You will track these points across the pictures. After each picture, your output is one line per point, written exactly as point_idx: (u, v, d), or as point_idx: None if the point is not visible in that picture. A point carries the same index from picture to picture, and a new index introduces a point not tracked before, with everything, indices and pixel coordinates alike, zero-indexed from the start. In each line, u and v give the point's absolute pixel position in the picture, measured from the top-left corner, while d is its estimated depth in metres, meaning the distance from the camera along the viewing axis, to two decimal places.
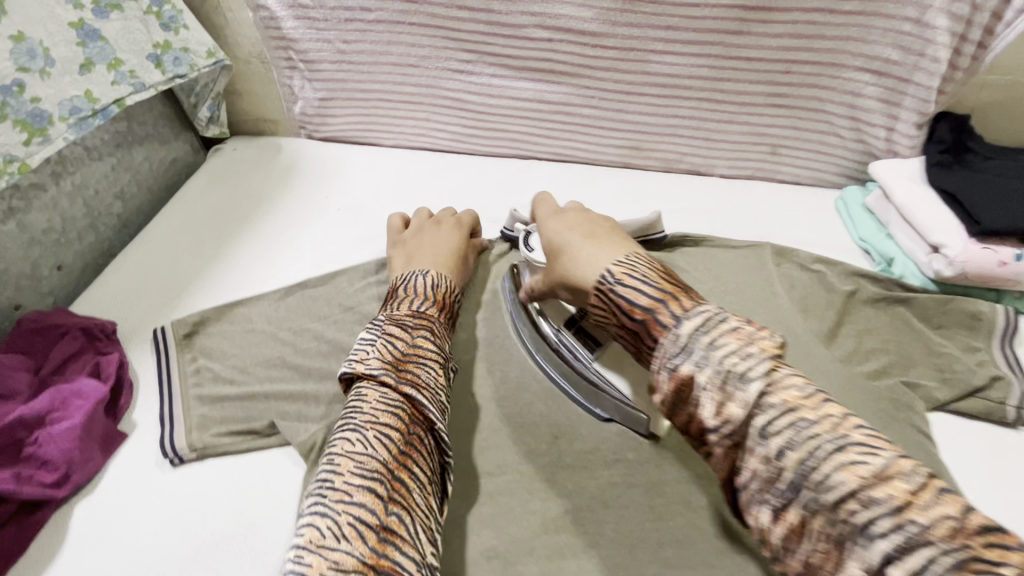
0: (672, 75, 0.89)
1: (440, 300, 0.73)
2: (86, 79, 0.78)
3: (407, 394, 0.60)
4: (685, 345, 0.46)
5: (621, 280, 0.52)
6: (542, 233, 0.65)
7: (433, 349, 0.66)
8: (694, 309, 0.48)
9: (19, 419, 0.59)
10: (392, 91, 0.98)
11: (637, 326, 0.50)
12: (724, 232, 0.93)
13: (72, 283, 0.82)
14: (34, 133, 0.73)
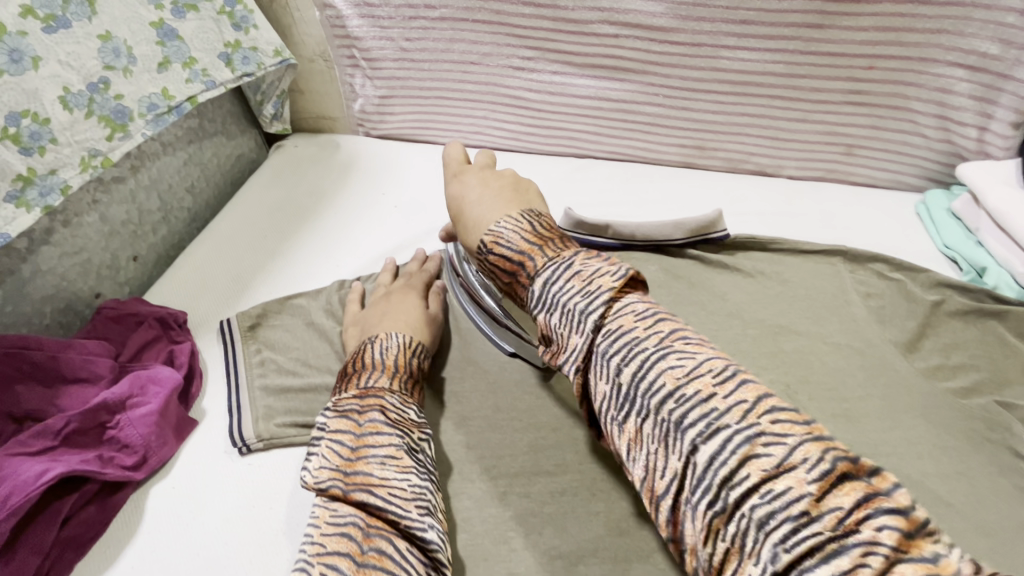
0: (744, 71, 0.85)
1: (404, 371, 0.65)
2: (164, 77, 0.75)
3: (358, 502, 0.51)
4: (541, 297, 0.50)
5: (491, 248, 0.56)
6: (449, 193, 0.67)
7: (388, 427, 0.58)
8: (549, 265, 0.51)
9: (102, 402, 0.61)
10: (453, 88, 0.98)
11: (511, 283, 0.55)
12: (794, 235, 0.89)
13: (147, 272, 0.86)
14: (115, 129, 0.70)
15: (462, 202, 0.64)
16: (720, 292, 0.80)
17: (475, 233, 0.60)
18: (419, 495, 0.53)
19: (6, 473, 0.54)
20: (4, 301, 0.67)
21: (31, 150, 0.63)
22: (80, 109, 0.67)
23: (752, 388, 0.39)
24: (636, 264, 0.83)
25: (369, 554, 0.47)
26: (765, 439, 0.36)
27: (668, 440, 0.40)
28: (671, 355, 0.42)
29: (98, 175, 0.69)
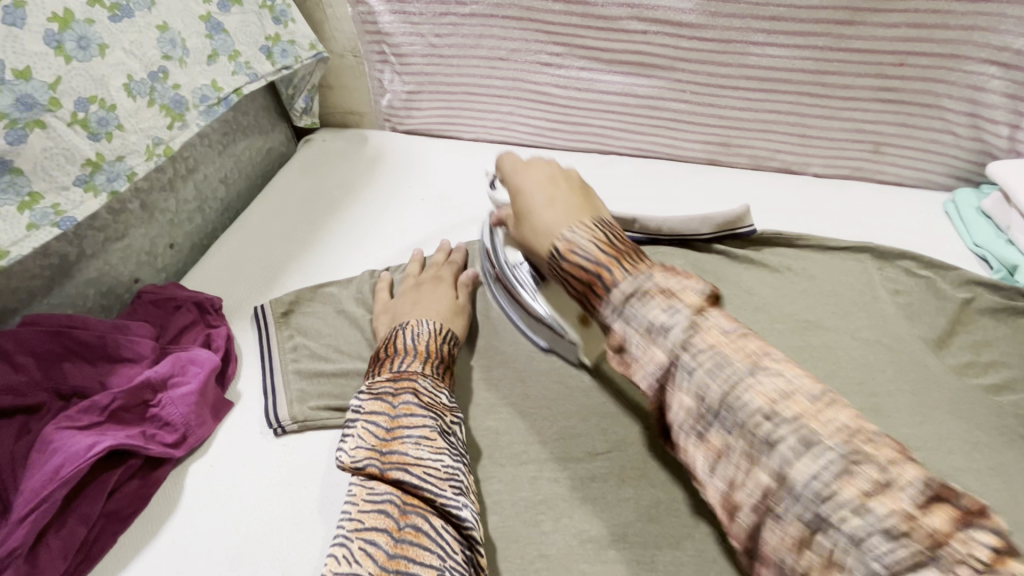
0: (772, 68, 0.86)
1: (435, 356, 0.66)
2: (214, 69, 0.78)
3: (394, 481, 0.53)
4: (620, 310, 0.47)
5: (565, 256, 0.52)
6: (510, 186, 0.62)
7: (421, 410, 0.58)
8: (625, 279, 0.48)
9: (146, 380, 0.63)
10: (480, 84, 0.99)
11: (581, 292, 0.51)
12: (820, 232, 0.88)
13: (182, 259, 0.88)
14: (174, 118, 0.73)
15: (529, 202, 0.59)
16: (746, 287, 0.81)
17: (544, 240, 0.55)
18: (453, 474, 0.55)
19: (57, 445, 0.56)
20: (53, 284, 0.69)
21: (98, 136, 0.65)
22: (143, 96, 0.69)
23: (835, 438, 0.37)
24: (661, 257, 0.84)
25: (406, 530, 0.50)
26: (854, 477, 0.35)
27: (755, 456, 0.39)
28: (760, 374, 0.40)
29: (161, 162, 0.72)
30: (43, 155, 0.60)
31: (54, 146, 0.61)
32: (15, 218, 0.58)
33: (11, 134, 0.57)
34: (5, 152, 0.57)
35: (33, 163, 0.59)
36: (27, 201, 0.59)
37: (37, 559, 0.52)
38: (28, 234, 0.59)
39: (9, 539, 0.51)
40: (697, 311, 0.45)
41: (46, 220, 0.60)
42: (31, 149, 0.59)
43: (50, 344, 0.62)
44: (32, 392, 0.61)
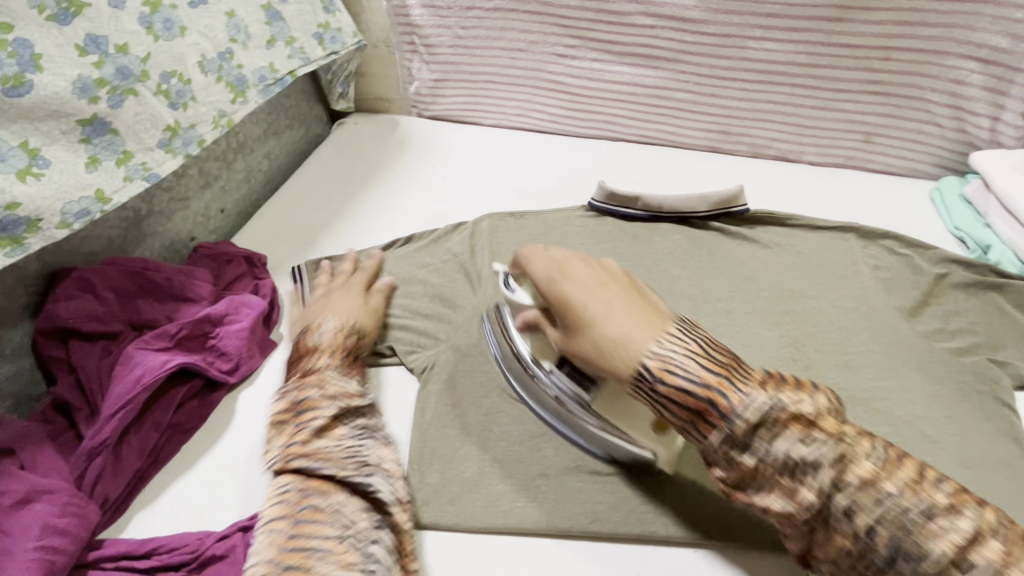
0: (770, 61, 0.93)
1: (337, 347, 0.72)
2: (271, 53, 0.88)
3: (294, 469, 0.58)
4: (745, 442, 0.50)
5: (661, 376, 0.52)
6: (552, 294, 0.61)
7: (320, 397, 0.64)
8: (748, 399, 0.50)
9: (206, 316, 0.73)
10: (500, 73, 1.08)
11: (689, 416, 0.52)
12: (811, 213, 0.96)
13: (230, 224, 0.98)
14: (238, 94, 0.84)
15: (582, 312, 0.58)
16: (737, 260, 0.88)
17: (615, 351, 0.55)
18: (353, 451, 0.61)
19: (136, 360, 0.67)
20: (128, 234, 0.79)
21: (176, 105, 0.76)
22: (213, 73, 0.80)
23: (795, 421, 0.49)
24: (661, 232, 0.92)
25: (304, 512, 0.55)
26: (816, 446, 0.48)
27: (728, 425, 0.50)
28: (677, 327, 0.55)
29: (224, 133, 0.82)
30: (134, 118, 0.71)
31: (142, 112, 0.71)
32: (114, 170, 0.69)
33: (111, 99, 0.68)
34: (105, 114, 0.67)
35: (126, 125, 0.70)
36: (123, 157, 0.70)
37: (120, 454, 0.63)
38: (124, 184, 0.70)
39: (101, 432, 0.61)
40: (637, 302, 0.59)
41: (137, 174, 0.71)
42: (125, 113, 0.69)
43: (129, 281, 0.73)
44: (112, 321, 0.71)
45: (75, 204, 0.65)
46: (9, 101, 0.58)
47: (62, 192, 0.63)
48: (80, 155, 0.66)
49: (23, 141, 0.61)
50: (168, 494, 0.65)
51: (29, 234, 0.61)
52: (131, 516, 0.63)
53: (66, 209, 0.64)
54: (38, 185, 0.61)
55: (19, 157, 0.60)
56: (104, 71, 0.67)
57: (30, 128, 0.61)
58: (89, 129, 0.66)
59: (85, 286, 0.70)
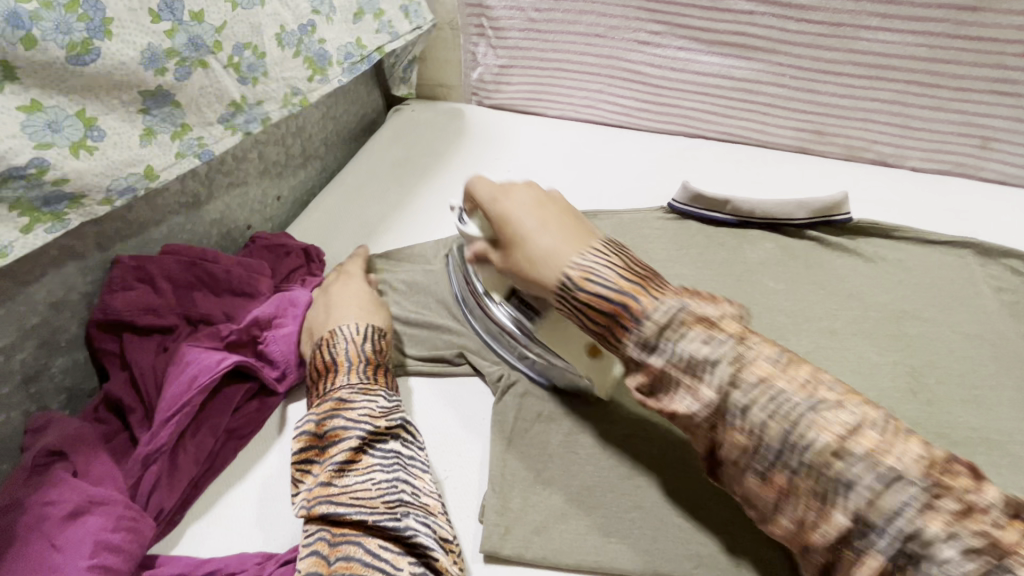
0: (882, 54, 0.84)
1: (360, 361, 0.64)
2: (358, 28, 0.84)
3: (320, 516, 0.52)
4: (654, 344, 0.51)
5: (582, 285, 0.55)
6: (495, 210, 0.63)
7: (352, 428, 0.57)
8: (657, 305, 0.52)
9: (256, 318, 0.67)
10: (573, 60, 1.01)
11: (604, 325, 0.54)
12: (919, 225, 0.86)
13: (285, 213, 0.93)
14: (316, 71, 0.78)
15: (520, 228, 0.60)
16: (839, 274, 0.79)
17: (547, 265, 0.57)
18: (384, 488, 0.54)
19: (189, 360, 0.61)
20: (185, 220, 0.74)
21: (246, 80, 0.70)
22: (290, 47, 0.74)
23: (759, 368, 0.47)
24: (752, 239, 0.84)
25: (337, 564, 0.49)
26: (788, 399, 0.45)
27: (707, 398, 0.48)
28: (691, 310, 0.51)
29: (294, 112, 0.76)
30: (200, 92, 0.65)
31: (211, 86, 0.66)
32: (168, 145, 0.63)
33: (179, 70, 0.62)
34: (171, 86, 0.62)
35: (190, 99, 0.64)
36: (180, 131, 0.64)
37: (175, 459, 0.59)
38: (177, 162, 0.64)
39: (156, 438, 0.57)
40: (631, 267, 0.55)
41: (190, 150, 0.65)
42: (191, 86, 0.64)
43: (186, 273, 0.68)
44: (166, 314, 0.66)
45: (120, 181, 0.59)
46: (73, 67, 0.53)
47: (111, 168, 0.58)
48: (135, 127, 0.60)
49: (80, 108, 0.55)
50: (222, 505, 0.60)
51: (71, 210, 0.56)
52: (184, 528, 0.58)
53: (111, 185, 0.59)
54: (91, 160, 0.56)
55: (74, 127, 0.55)
56: (176, 40, 0.61)
57: (90, 96, 0.56)
58: (151, 101, 0.61)
59: (142, 276, 0.65)
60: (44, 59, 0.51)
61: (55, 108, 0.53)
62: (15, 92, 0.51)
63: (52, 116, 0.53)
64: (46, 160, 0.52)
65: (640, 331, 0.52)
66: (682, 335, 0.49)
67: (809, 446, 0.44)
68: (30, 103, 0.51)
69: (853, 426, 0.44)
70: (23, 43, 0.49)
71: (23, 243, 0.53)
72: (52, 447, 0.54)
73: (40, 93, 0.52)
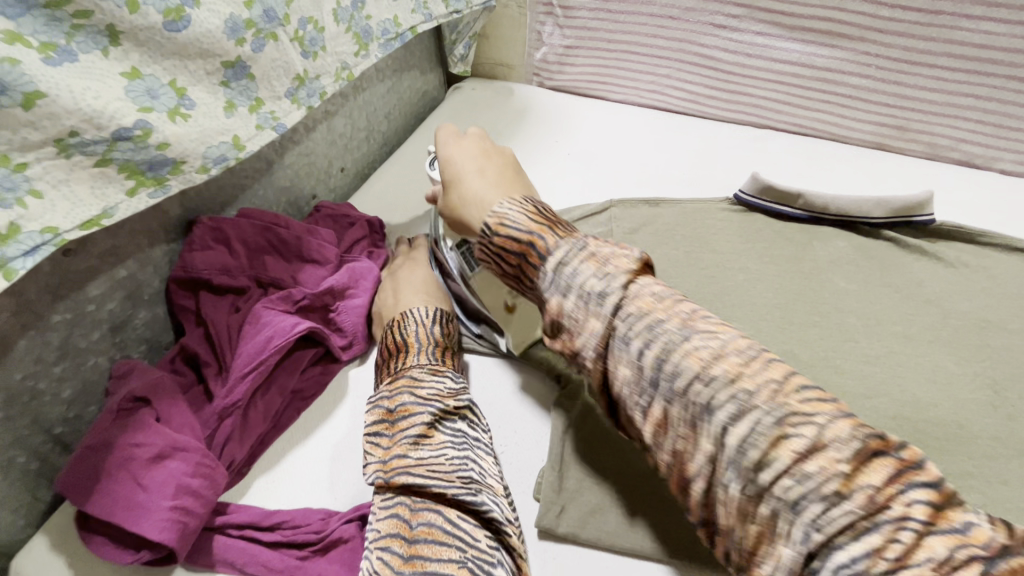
0: (983, 46, 0.79)
1: (429, 343, 0.64)
2: (397, 6, 0.83)
3: (400, 486, 0.53)
4: (550, 277, 0.53)
5: (497, 231, 0.58)
6: (442, 155, 0.69)
7: (424, 405, 0.58)
8: (559, 245, 0.54)
9: (330, 287, 0.69)
10: (642, 43, 0.98)
11: (515, 269, 0.58)
12: (1008, 231, 0.81)
13: (347, 185, 0.95)
14: (362, 47, 0.79)
15: (457, 171, 0.66)
16: (916, 278, 0.76)
17: (478, 210, 0.62)
18: (459, 465, 0.55)
19: (264, 321, 0.64)
20: (259, 186, 0.77)
21: (308, 54, 0.71)
22: (344, 23, 0.75)
23: (728, 363, 0.42)
24: (823, 237, 0.81)
25: (418, 530, 0.50)
26: (749, 402, 0.40)
27: (696, 425, 0.43)
28: (693, 336, 0.45)
29: (343, 87, 0.77)
30: (270, 64, 0.66)
31: (279, 59, 0.67)
32: (247, 117, 0.65)
33: (255, 43, 0.63)
34: (248, 58, 0.63)
35: (263, 71, 0.65)
36: (254, 104, 0.66)
37: (247, 416, 0.61)
38: (256, 132, 0.66)
39: (232, 392, 0.60)
40: (628, 279, 0.49)
41: (267, 123, 0.67)
42: (264, 58, 0.65)
43: (259, 237, 0.70)
44: (239, 276, 0.68)
45: (214, 149, 0.62)
46: (167, 34, 0.54)
47: (205, 135, 0.60)
48: (219, 98, 0.62)
49: (173, 78, 0.57)
50: (286, 462, 0.62)
51: (172, 175, 0.59)
52: (252, 480, 0.61)
53: (207, 152, 0.61)
54: (186, 127, 0.58)
55: (169, 94, 0.56)
56: (254, 11, 0.61)
57: (181, 66, 0.57)
58: (230, 72, 0.62)
59: (219, 238, 0.68)
60: (145, 24, 0.52)
61: (152, 77, 0.55)
62: (117, 57, 0.52)
63: (150, 84, 0.55)
64: (150, 124, 0.55)
65: (623, 348, 0.47)
66: (671, 354, 0.44)
67: (779, 477, 0.38)
68: (131, 70, 0.53)
69: (829, 450, 0.37)
70: (129, 6, 0.51)
71: (127, 206, 0.56)
72: (137, 394, 0.56)
73: (140, 59, 0.54)
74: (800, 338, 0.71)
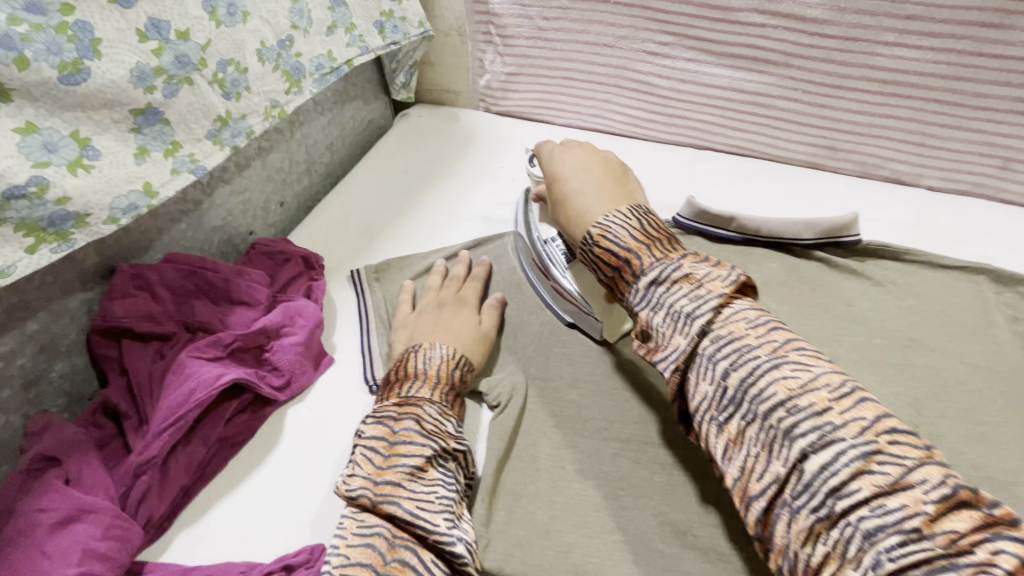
0: (898, 70, 0.82)
1: (445, 382, 0.64)
2: (331, 40, 0.84)
3: (386, 514, 0.52)
4: (646, 296, 0.55)
5: (598, 241, 0.59)
6: (552, 168, 0.72)
7: (427, 436, 0.57)
8: (654, 265, 0.55)
9: (263, 327, 0.68)
10: (580, 69, 0.99)
11: (613, 274, 0.59)
12: (933, 248, 0.83)
13: (289, 218, 0.94)
14: (293, 84, 0.79)
15: (566, 185, 0.69)
16: (844, 297, 0.77)
17: (579, 223, 0.64)
18: (447, 505, 0.54)
19: (189, 371, 0.62)
20: (187, 228, 0.75)
21: (230, 95, 0.70)
22: (270, 62, 0.75)
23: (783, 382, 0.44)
24: (757, 259, 0.82)
25: (392, 565, 0.49)
26: (807, 417, 0.43)
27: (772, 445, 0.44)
28: (784, 366, 0.46)
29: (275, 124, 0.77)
30: (187, 108, 0.65)
31: (197, 102, 0.66)
32: (162, 162, 0.64)
33: (167, 89, 0.62)
34: (160, 104, 0.62)
35: (179, 115, 0.65)
36: (170, 149, 0.65)
37: (167, 470, 0.60)
38: (171, 177, 0.65)
39: (149, 448, 0.58)
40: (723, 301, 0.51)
41: (184, 166, 0.66)
42: (179, 103, 0.64)
43: (185, 281, 0.68)
44: (165, 322, 0.67)
45: (122, 199, 0.60)
46: (64, 87, 0.54)
47: (112, 186, 0.59)
48: (129, 145, 0.61)
49: (74, 129, 0.56)
50: (210, 515, 0.61)
51: (77, 229, 0.57)
52: (174, 535, 0.59)
53: (113, 203, 0.59)
54: (89, 178, 0.57)
55: (70, 146, 0.55)
56: (164, 58, 0.61)
57: (83, 116, 0.56)
58: (141, 118, 0.61)
59: (142, 284, 0.66)
60: (37, 79, 0.52)
61: (50, 130, 0.54)
62: (9, 112, 0.51)
63: (47, 137, 0.54)
64: (45, 179, 0.53)
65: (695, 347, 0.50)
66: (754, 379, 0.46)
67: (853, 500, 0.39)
68: (25, 125, 0.52)
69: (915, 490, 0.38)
70: (17, 64, 0.50)
71: (28, 263, 0.55)
72: (47, 453, 0.55)
73: (35, 114, 0.53)
74: None
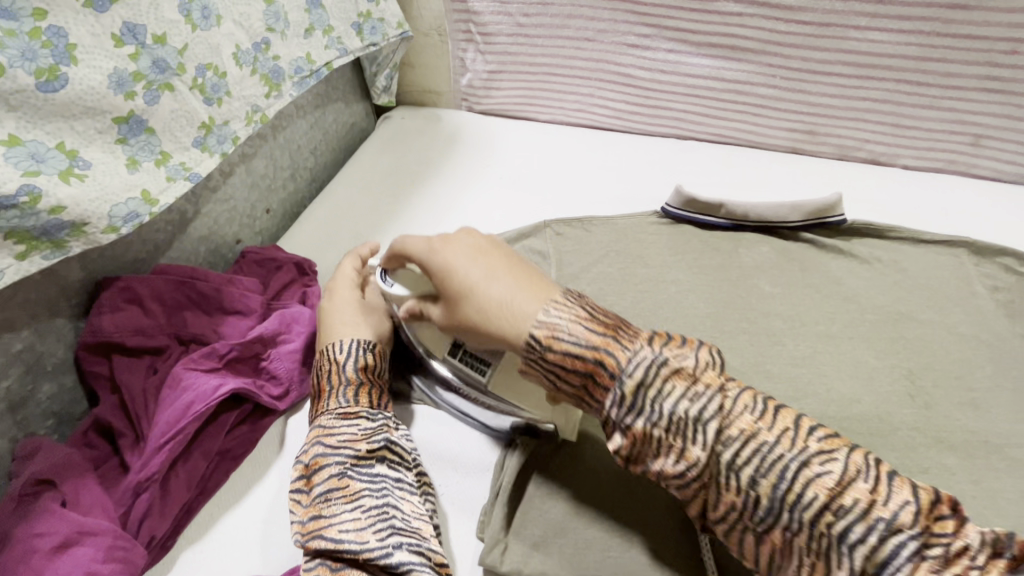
0: (871, 53, 0.84)
1: (343, 383, 0.62)
2: (308, 43, 0.82)
3: (316, 549, 0.52)
4: (632, 404, 0.48)
5: (551, 347, 0.51)
6: (436, 265, 0.58)
7: (331, 452, 0.57)
8: (629, 358, 0.49)
9: (259, 335, 0.66)
10: (561, 64, 1.00)
11: (580, 386, 0.52)
12: (912, 225, 0.85)
13: (276, 225, 0.92)
14: (272, 88, 0.77)
15: (465, 280, 0.56)
16: (834, 276, 0.79)
17: (508, 324, 0.53)
18: (375, 516, 0.53)
19: (185, 384, 0.60)
20: (171, 239, 0.73)
21: (212, 101, 0.68)
22: (247, 66, 0.73)
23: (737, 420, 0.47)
24: (747, 243, 0.83)
25: None
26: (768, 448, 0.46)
27: (650, 423, 0.48)
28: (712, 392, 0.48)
29: (256, 130, 0.75)
30: (170, 116, 0.64)
31: (179, 109, 0.64)
32: (155, 171, 0.62)
33: (148, 94, 0.61)
34: (142, 111, 0.60)
35: (163, 124, 0.63)
36: (160, 158, 0.63)
37: (168, 486, 0.58)
38: (167, 185, 0.63)
39: (148, 465, 0.57)
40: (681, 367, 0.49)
41: (178, 174, 0.64)
42: (162, 110, 0.62)
43: (175, 292, 0.66)
44: (157, 335, 0.65)
45: (121, 207, 0.59)
46: (42, 94, 0.52)
47: (107, 194, 0.57)
48: (118, 156, 0.59)
49: (59, 141, 0.54)
50: (216, 531, 0.59)
51: (72, 238, 0.56)
52: (178, 553, 0.58)
53: (113, 211, 0.58)
54: (82, 187, 0.55)
55: (58, 158, 0.54)
56: (142, 63, 0.60)
57: (66, 127, 0.54)
58: (125, 128, 0.59)
59: (130, 297, 0.63)
60: (14, 86, 0.50)
61: (35, 142, 0.52)
62: None
63: (34, 149, 0.52)
64: (37, 187, 0.52)
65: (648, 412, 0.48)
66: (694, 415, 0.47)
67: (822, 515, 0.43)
68: (9, 138, 0.51)
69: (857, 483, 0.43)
70: None
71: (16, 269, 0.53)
72: (40, 476, 0.53)
73: (17, 126, 0.51)
74: (730, 346, 0.73)
